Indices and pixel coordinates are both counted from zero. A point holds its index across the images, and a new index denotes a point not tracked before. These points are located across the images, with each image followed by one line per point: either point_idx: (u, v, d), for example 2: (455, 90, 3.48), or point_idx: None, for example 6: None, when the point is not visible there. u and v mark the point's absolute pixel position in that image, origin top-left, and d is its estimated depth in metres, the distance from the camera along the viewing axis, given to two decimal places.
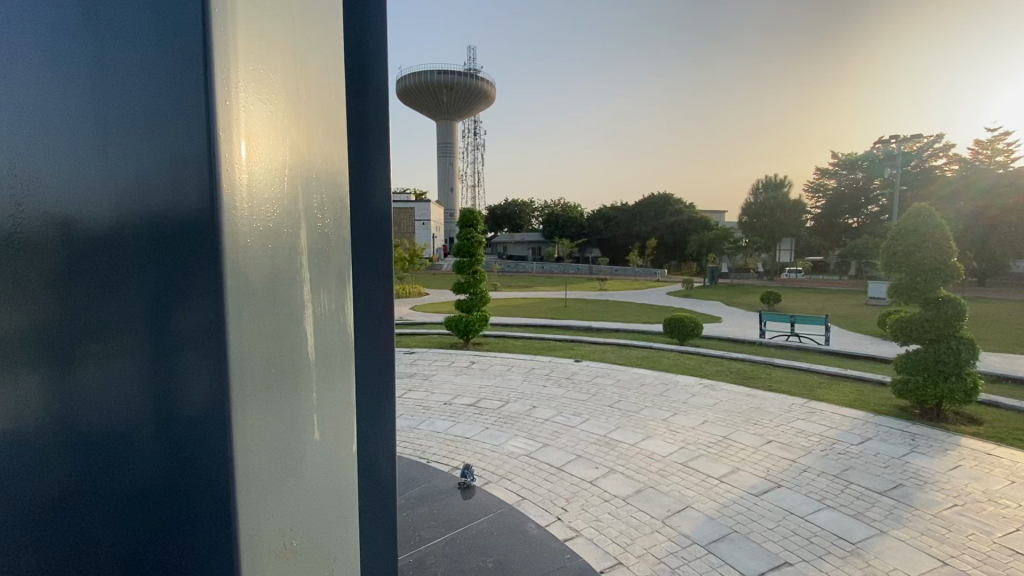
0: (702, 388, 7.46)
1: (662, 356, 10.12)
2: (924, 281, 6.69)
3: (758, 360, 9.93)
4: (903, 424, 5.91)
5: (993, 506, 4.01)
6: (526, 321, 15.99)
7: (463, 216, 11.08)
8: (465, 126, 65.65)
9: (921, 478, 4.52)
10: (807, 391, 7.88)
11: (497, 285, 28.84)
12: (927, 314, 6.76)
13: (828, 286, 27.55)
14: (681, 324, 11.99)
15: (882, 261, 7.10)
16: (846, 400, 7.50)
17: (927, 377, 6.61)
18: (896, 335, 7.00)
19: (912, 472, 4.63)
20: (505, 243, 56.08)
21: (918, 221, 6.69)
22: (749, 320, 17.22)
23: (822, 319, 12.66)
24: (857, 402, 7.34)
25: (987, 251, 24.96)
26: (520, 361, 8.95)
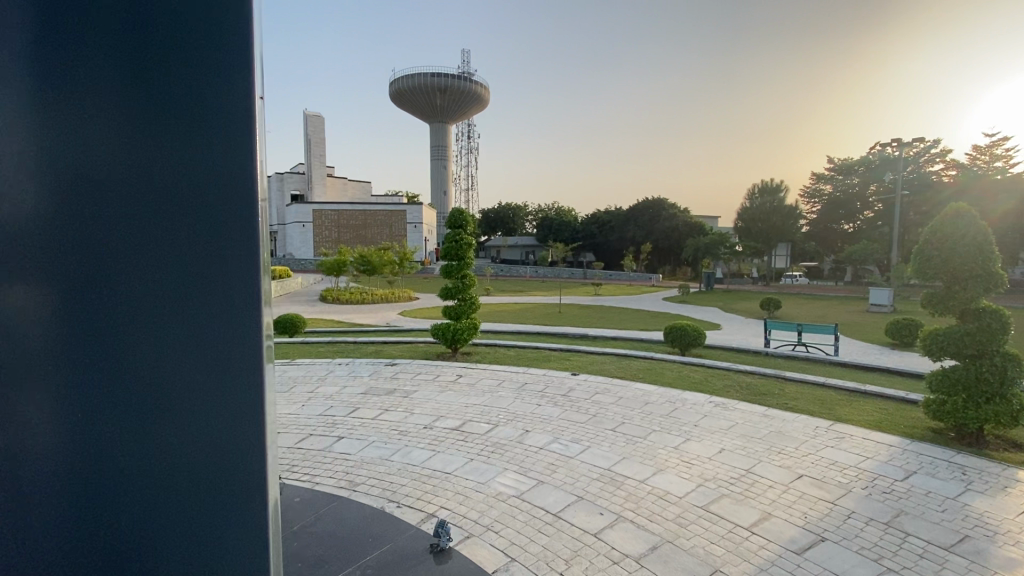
0: (713, 406, 6.71)
1: (664, 368, 9.38)
2: (962, 289, 6.05)
3: (768, 373, 9.21)
4: (941, 452, 5.26)
5: None
6: (518, 328, 15.20)
7: (452, 216, 10.14)
8: (460, 130, 65.16)
9: (984, 527, 3.82)
10: (826, 409, 7.16)
11: (490, 291, 28.06)
12: (965, 326, 6.09)
13: (826, 292, 27.07)
14: (683, 333, 11.29)
15: (913, 264, 6.44)
16: (871, 419, 6.78)
17: (967, 398, 5.95)
18: (930, 350, 6.31)
19: (974, 520, 3.93)
20: (498, 246, 55.29)
21: (959, 222, 6.06)
22: (750, 327, 16.57)
23: (831, 327, 12.00)
24: (884, 422, 6.64)
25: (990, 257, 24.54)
26: (511, 375, 8.17)
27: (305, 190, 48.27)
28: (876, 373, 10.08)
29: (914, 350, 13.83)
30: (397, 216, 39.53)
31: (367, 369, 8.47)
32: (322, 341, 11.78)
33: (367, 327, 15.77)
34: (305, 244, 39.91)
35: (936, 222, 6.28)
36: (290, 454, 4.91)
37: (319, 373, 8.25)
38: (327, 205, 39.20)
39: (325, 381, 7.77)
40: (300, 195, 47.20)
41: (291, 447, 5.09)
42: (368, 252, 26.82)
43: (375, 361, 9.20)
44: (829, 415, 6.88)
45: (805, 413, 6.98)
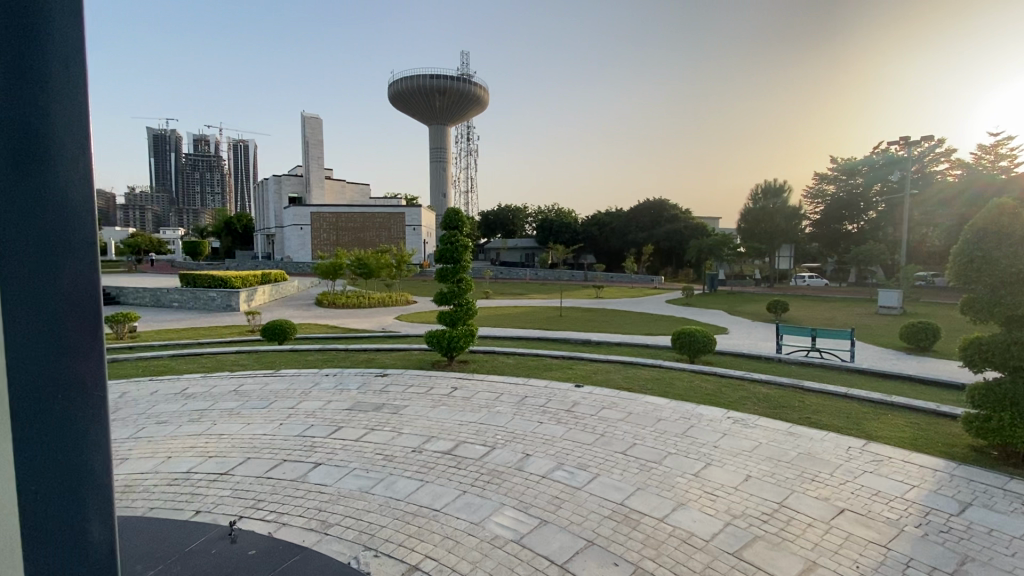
0: (731, 422, 6.12)
1: (675, 377, 8.80)
2: (1003, 296, 5.47)
3: (785, 383, 8.61)
4: (994, 478, 4.65)
5: None
6: (518, 333, 14.62)
7: (446, 216, 9.54)
8: (459, 132, 64.72)
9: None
10: (854, 424, 6.56)
11: (489, 293, 27.54)
12: (1008, 335, 5.50)
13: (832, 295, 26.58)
14: (692, 339, 10.71)
15: (950, 269, 5.91)
16: (905, 435, 6.19)
17: (1015, 414, 5.31)
18: (972, 360, 5.69)
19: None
20: (498, 248, 54.80)
21: (1000, 223, 5.47)
22: (759, 332, 15.97)
23: (847, 332, 11.40)
24: (920, 439, 6.04)
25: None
26: (511, 386, 7.59)
27: (303, 192, 47.81)
28: (899, 383, 9.46)
29: (932, 355, 13.24)
30: (395, 219, 38.98)
31: (356, 381, 7.88)
32: (311, 348, 11.18)
33: (361, 333, 15.20)
34: (302, 247, 39.41)
35: (972, 226, 5.74)
36: (258, 486, 4.32)
37: (305, 385, 7.68)
38: (325, 207, 38.79)
39: (310, 395, 7.18)
40: (299, 198, 46.74)
41: (260, 477, 4.49)
42: (365, 254, 26.28)
43: (365, 371, 8.61)
44: (858, 431, 6.30)
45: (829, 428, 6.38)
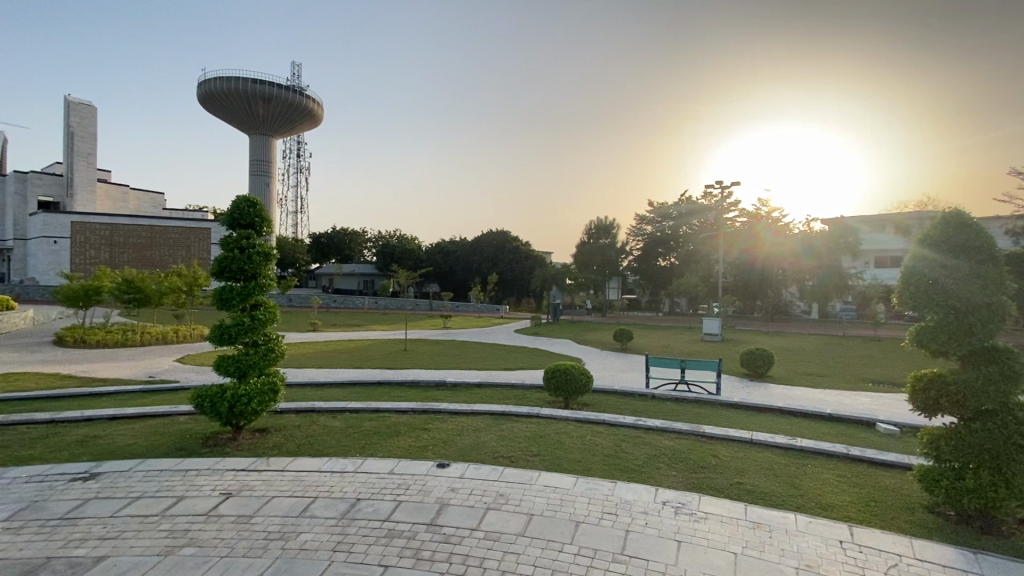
0: (672, 513, 4.11)
1: (562, 435, 6.72)
2: (970, 322, 3.73)
3: (684, 427, 7.08)
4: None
5: None
6: (348, 376, 11.27)
7: (234, 209, 6.23)
8: (287, 146, 57.74)
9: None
10: (791, 486, 5.02)
11: (317, 325, 23.13)
12: (979, 375, 3.72)
13: (659, 323, 28.40)
14: (566, 377, 8.87)
15: (900, 291, 4.07)
16: (848, 491, 4.75)
17: (993, 473, 3.63)
18: (911, 399, 4.00)
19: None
20: (331, 275, 49.35)
21: (964, 221, 3.89)
22: (615, 363, 15.13)
23: (712, 362, 10.75)
24: (875, 489, 4.62)
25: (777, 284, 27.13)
26: (333, 481, 4.64)
27: (62, 197, 36.59)
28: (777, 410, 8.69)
29: (769, 380, 13.53)
30: (198, 236, 30.58)
31: (17, 503, 4.08)
32: None
33: (108, 383, 10.29)
34: (55, 266, 29.45)
35: (932, 226, 4.05)
36: None
37: None
38: (94, 218, 29.42)
39: None
40: (54, 203, 35.51)
41: None
42: (138, 274, 19.77)
43: (55, 472, 4.76)
44: (804, 496, 4.78)
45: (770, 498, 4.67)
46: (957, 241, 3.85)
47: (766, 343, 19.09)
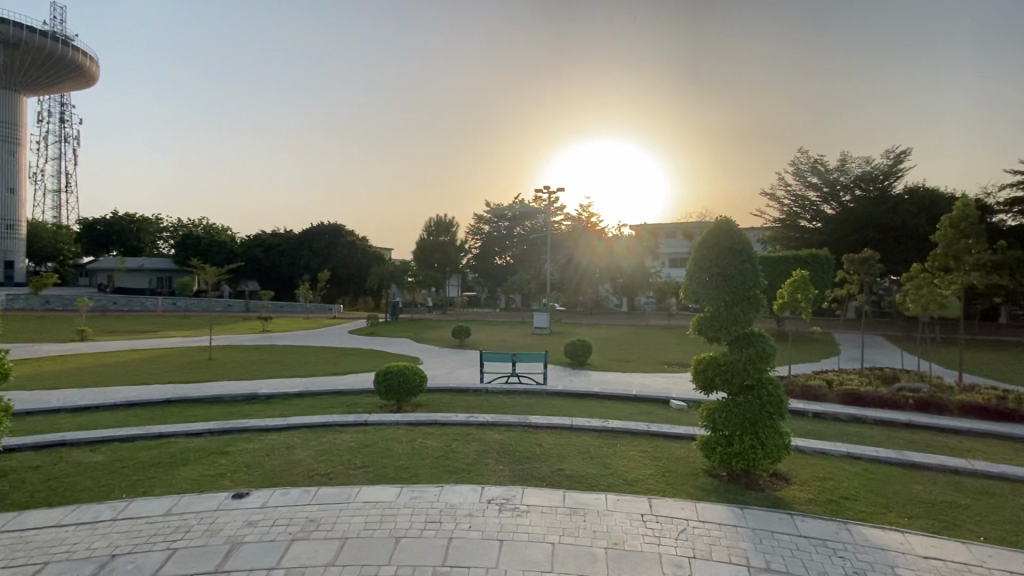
0: (496, 511, 4.06)
1: (390, 441, 6.35)
2: (736, 312, 4.41)
3: (513, 420, 7.24)
4: (793, 518, 3.49)
5: None
6: (125, 396, 9.16)
7: None
8: (45, 107, 45.52)
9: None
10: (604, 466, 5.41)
11: (87, 333, 18.60)
12: (741, 356, 4.43)
13: (495, 319, 29.47)
14: (398, 380, 8.46)
15: (686, 285, 4.65)
16: (649, 464, 5.30)
17: (752, 436, 4.33)
18: (694, 379, 4.60)
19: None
20: (114, 271, 40.46)
21: (730, 227, 4.55)
22: (452, 360, 15.13)
23: (541, 355, 11.37)
24: (669, 459, 5.22)
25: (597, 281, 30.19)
26: (79, 537, 3.59)
27: None
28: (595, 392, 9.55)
29: (589, 368, 14.91)
30: None
31: None
32: None
33: None
34: None
35: (708, 230, 4.68)
36: None
37: None
38: None
39: None
40: None
41: None
42: None
43: None
44: (614, 472, 5.20)
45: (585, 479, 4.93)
46: (724, 244, 4.50)
47: (587, 334, 21.06)
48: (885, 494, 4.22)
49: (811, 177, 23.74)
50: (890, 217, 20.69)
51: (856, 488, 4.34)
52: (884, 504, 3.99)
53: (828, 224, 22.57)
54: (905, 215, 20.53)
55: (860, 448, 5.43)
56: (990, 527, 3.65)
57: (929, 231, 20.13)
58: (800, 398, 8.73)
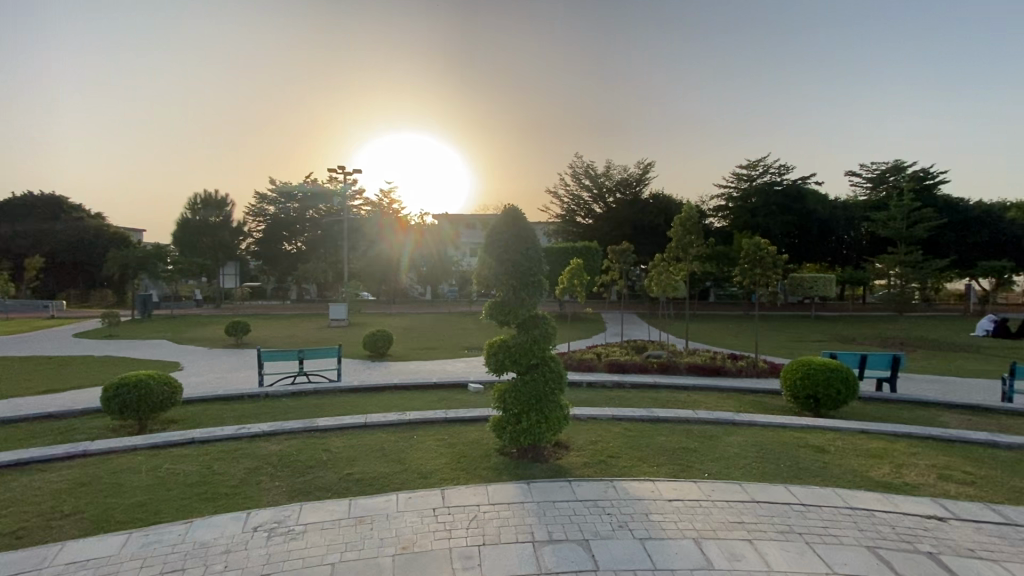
0: (263, 540, 3.39)
1: (123, 473, 4.93)
2: (523, 296, 4.56)
3: (295, 426, 6.22)
4: (571, 484, 3.75)
5: None
6: None
7: None
8: None
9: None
10: (396, 455, 4.98)
11: None
12: (528, 338, 4.60)
13: (284, 312, 26.38)
14: (140, 394, 6.66)
15: (477, 272, 4.66)
16: (444, 448, 5.03)
17: (538, 414, 4.54)
18: (487, 364, 4.64)
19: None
20: None
21: (516, 215, 4.69)
22: (225, 361, 12.87)
23: (334, 349, 10.36)
24: (463, 443, 5.10)
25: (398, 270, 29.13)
26: None
27: None
28: (392, 381, 9.15)
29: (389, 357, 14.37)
30: None
31: None
32: None
33: None
34: None
35: (497, 217, 4.75)
36: None
37: None
38: None
39: None
40: None
41: None
42: None
43: None
44: (409, 459, 4.83)
45: (373, 476, 4.42)
46: (511, 230, 4.60)
47: (388, 324, 20.33)
48: (640, 449, 4.88)
49: (585, 179, 27.21)
50: (642, 217, 25.08)
51: (619, 447, 4.95)
52: (639, 458, 4.63)
53: (598, 221, 26.23)
54: (652, 216, 25.13)
55: (622, 411, 6.26)
56: (710, 464, 4.53)
57: (666, 229, 25.05)
58: (577, 369, 9.93)
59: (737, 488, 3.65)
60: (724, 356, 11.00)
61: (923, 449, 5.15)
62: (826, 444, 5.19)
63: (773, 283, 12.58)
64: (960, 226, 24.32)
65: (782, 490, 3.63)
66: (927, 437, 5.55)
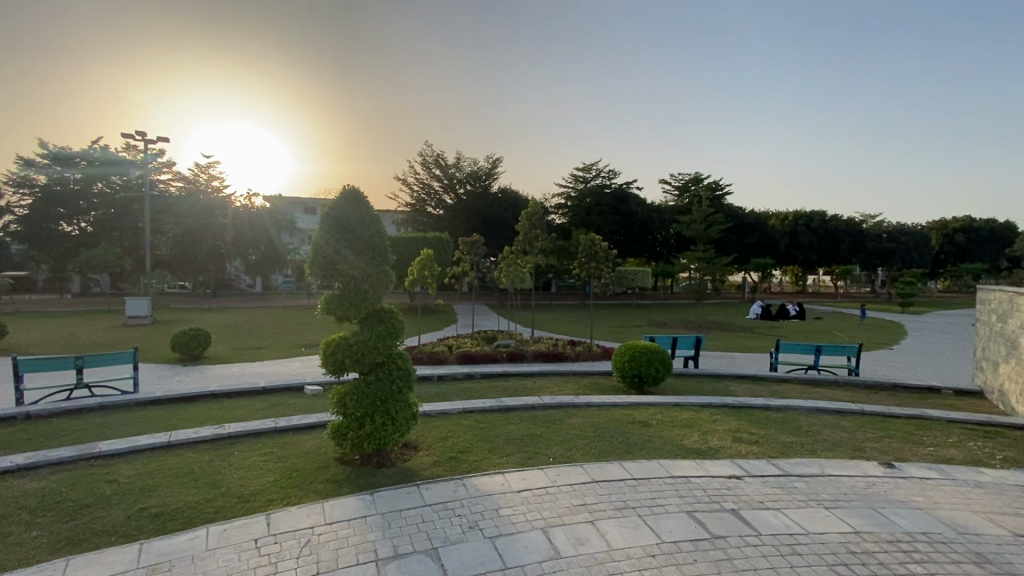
0: None
1: None
2: (364, 288, 4.16)
3: (64, 454, 4.55)
4: (419, 488, 3.54)
5: (655, 555, 2.71)
6: None
7: None
8: None
9: (622, 570, 2.58)
10: (209, 473, 4.13)
11: None
12: (370, 334, 4.22)
13: (58, 309, 21.04)
14: None
15: (309, 262, 4.11)
16: (273, 462, 4.30)
17: (383, 415, 4.20)
18: (323, 364, 4.16)
19: (596, 561, 2.66)
20: None
21: (357, 200, 4.26)
22: None
23: (128, 353, 8.44)
24: (296, 455, 4.48)
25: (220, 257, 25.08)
26: None
27: None
28: (210, 387, 7.80)
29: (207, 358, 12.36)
30: None
31: None
32: None
33: None
34: None
35: (334, 200, 4.26)
36: None
37: None
38: None
39: None
40: None
41: None
42: None
43: None
44: (225, 478, 4.01)
45: (175, 507, 3.60)
46: (350, 216, 4.19)
47: (207, 321, 17.48)
48: (489, 441, 4.86)
49: (435, 169, 26.84)
50: (491, 210, 25.66)
51: (469, 440, 4.86)
52: (488, 450, 4.60)
53: (448, 213, 26.13)
54: (500, 210, 25.87)
55: (471, 403, 6.21)
56: (555, 448, 4.70)
57: (514, 223, 26.06)
58: (427, 363, 9.69)
59: (579, 471, 3.81)
60: (565, 343, 11.79)
61: (722, 415, 6.08)
62: (651, 419, 5.79)
63: (605, 275, 13.83)
64: (739, 229, 29.88)
65: (617, 467, 3.90)
66: (723, 404, 6.57)
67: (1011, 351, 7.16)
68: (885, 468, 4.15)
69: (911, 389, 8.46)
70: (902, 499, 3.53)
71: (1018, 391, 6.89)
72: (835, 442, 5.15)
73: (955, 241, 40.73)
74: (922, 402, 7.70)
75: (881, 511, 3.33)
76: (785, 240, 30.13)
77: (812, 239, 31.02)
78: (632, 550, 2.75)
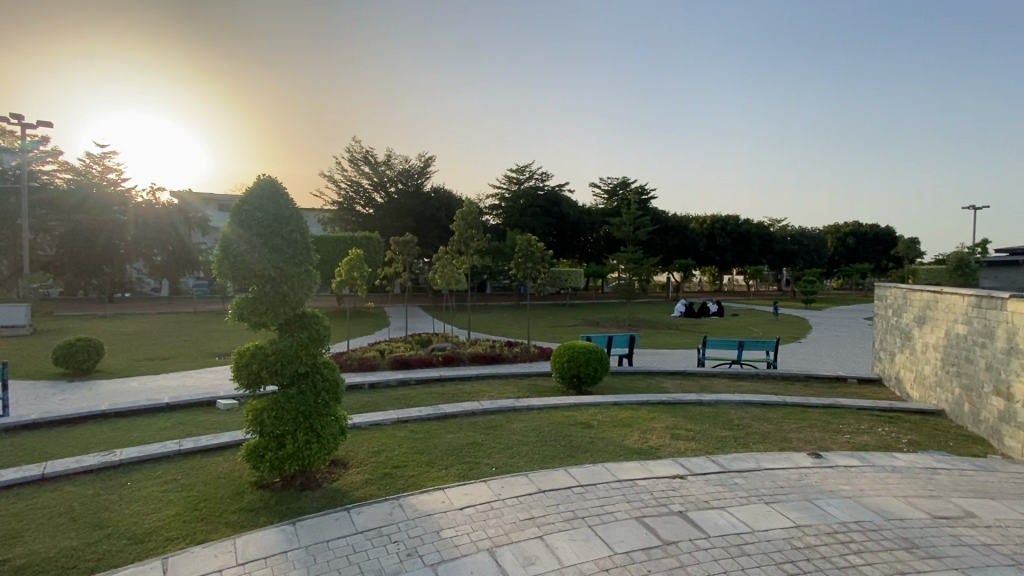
0: None
1: None
2: (283, 290, 3.72)
3: None
4: (348, 513, 3.18)
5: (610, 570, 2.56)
6: None
7: None
8: None
9: None
10: (92, 512, 3.47)
11: None
12: (291, 342, 3.79)
13: None
14: None
15: (218, 261, 3.64)
16: (176, 494, 3.71)
17: (307, 431, 3.77)
18: (236, 377, 3.67)
19: None
20: None
21: (275, 192, 3.81)
22: None
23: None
24: (204, 482, 3.92)
25: (117, 259, 22.29)
26: None
27: None
28: (100, 406, 6.78)
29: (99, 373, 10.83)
30: None
31: None
32: None
33: None
34: None
35: (247, 193, 3.78)
36: None
37: None
38: None
39: None
40: None
41: None
42: None
43: None
44: (112, 518, 3.38)
45: (48, 555, 2.97)
46: (266, 209, 3.73)
47: (102, 329, 15.47)
48: (426, 453, 4.55)
49: (364, 166, 25.75)
50: (424, 210, 25.02)
51: (405, 453, 4.54)
52: (426, 463, 4.30)
53: (379, 212, 25.19)
54: (433, 209, 25.29)
55: (406, 411, 5.85)
56: (496, 457, 4.48)
57: (448, 223, 25.58)
58: (357, 369, 9.13)
59: (525, 481, 3.62)
60: (502, 344, 11.61)
61: (658, 413, 6.15)
62: (592, 420, 5.73)
63: (541, 276, 13.83)
64: (664, 231, 31.30)
65: (563, 474, 3.75)
66: (658, 401, 6.67)
67: (904, 341, 7.89)
68: (814, 458, 4.33)
69: (821, 379, 9.11)
70: (833, 489, 3.66)
71: (910, 377, 7.60)
72: (764, 434, 5.34)
73: (846, 243, 45.35)
74: (832, 391, 8.31)
75: (816, 502, 3.42)
76: (704, 242, 31.98)
77: (728, 241, 33.20)
78: (584, 566, 2.59)
